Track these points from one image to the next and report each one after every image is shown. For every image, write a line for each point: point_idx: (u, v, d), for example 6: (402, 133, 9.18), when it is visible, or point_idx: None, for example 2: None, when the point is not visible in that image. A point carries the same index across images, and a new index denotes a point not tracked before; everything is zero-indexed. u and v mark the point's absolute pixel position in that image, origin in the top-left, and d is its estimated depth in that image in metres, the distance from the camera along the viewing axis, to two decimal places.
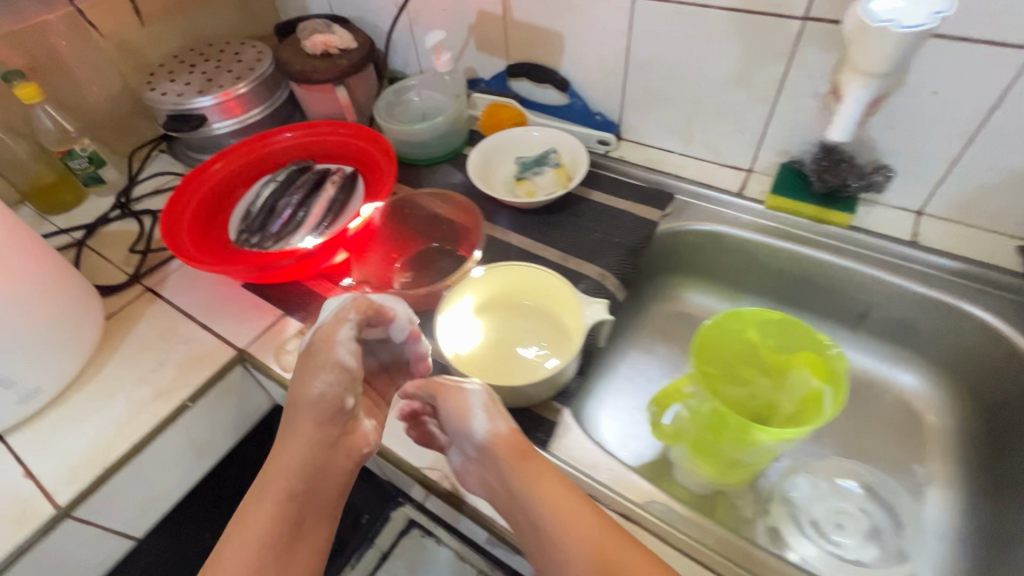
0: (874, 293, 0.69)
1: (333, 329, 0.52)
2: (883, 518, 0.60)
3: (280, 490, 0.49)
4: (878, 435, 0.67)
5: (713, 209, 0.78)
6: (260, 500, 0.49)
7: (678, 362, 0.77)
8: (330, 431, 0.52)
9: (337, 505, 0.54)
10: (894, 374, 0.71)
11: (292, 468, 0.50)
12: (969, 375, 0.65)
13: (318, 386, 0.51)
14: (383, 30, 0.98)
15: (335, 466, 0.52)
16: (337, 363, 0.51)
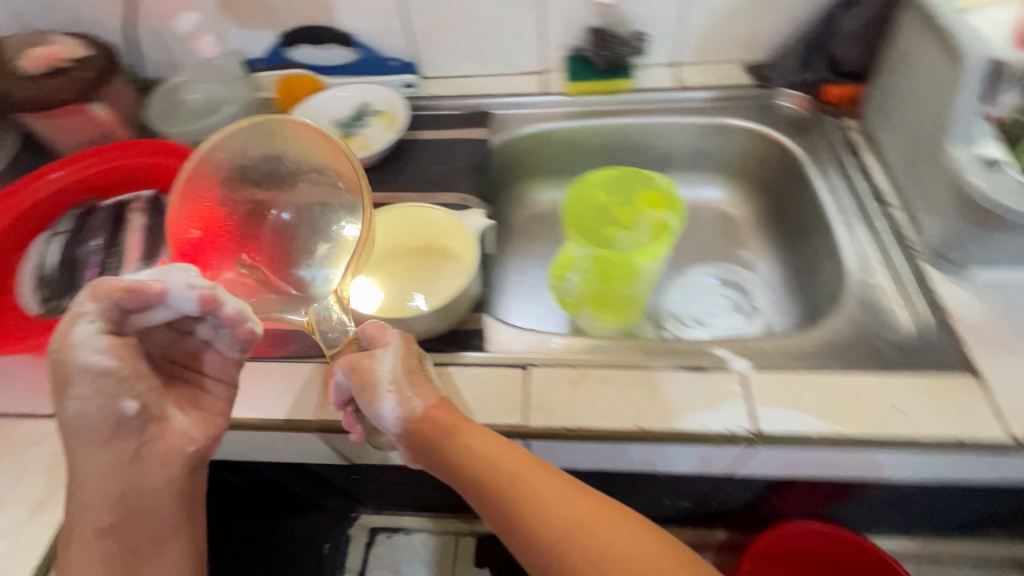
0: (669, 136, 0.85)
1: (67, 333, 0.43)
2: (734, 293, 0.78)
3: (89, 529, 0.47)
4: (710, 241, 0.85)
5: (529, 112, 0.86)
6: (77, 539, 0.47)
7: (552, 252, 0.87)
8: (121, 467, 0.47)
9: (183, 514, 0.52)
10: (707, 193, 0.88)
11: (96, 512, 0.47)
12: (748, 173, 0.84)
13: (74, 407, 0.44)
14: (111, 32, 0.83)
15: (149, 492, 0.49)
16: (84, 370, 0.43)
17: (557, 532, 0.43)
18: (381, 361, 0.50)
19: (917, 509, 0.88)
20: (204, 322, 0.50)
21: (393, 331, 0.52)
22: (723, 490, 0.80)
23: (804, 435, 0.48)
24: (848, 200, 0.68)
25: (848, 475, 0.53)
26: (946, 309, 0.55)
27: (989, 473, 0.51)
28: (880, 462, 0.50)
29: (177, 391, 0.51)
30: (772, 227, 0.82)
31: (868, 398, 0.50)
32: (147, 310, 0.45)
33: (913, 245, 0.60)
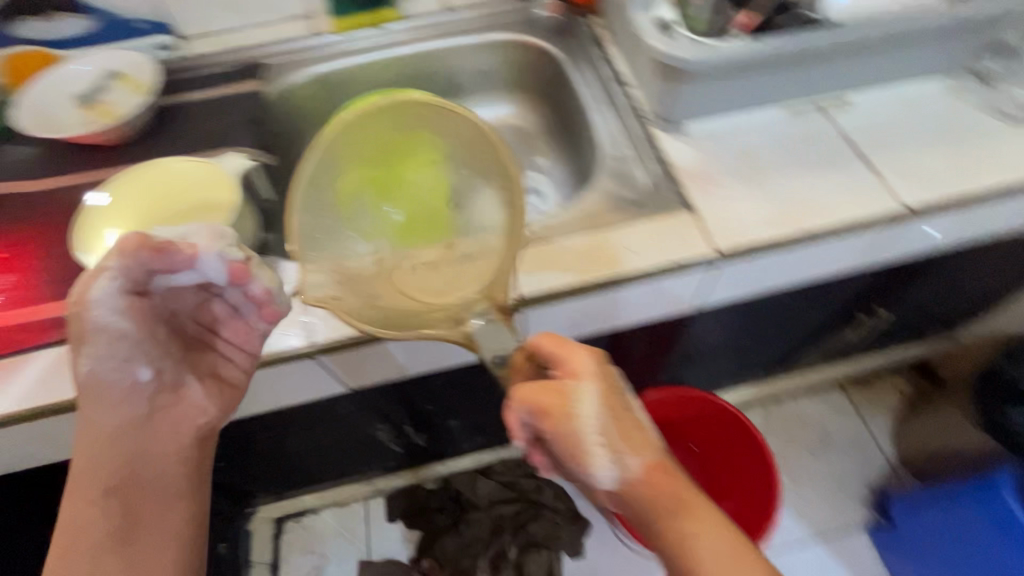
0: (448, 60, 0.87)
1: (88, 289, 0.51)
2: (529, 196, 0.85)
3: (98, 492, 0.53)
4: (506, 154, 0.90)
5: (302, 57, 0.83)
6: (74, 501, 0.53)
7: None
8: (127, 441, 0.55)
9: (189, 491, 0.59)
10: (498, 110, 0.92)
11: (109, 478, 0.54)
12: (526, 83, 0.89)
13: (91, 367, 0.52)
14: None
15: (162, 466, 0.57)
16: (100, 326, 0.51)
17: (638, 492, 0.52)
18: (586, 398, 0.50)
19: (726, 350, 1.04)
20: (233, 291, 0.57)
21: (577, 351, 0.52)
22: None
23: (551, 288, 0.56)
24: (596, 88, 0.75)
25: (611, 317, 0.63)
26: (667, 162, 0.64)
27: (712, 290, 0.62)
28: (617, 301, 0.60)
29: (189, 364, 0.60)
30: (554, 130, 0.88)
31: (605, 247, 0.58)
32: (169, 271, 0.53)
33: (642, 114, 0.68)
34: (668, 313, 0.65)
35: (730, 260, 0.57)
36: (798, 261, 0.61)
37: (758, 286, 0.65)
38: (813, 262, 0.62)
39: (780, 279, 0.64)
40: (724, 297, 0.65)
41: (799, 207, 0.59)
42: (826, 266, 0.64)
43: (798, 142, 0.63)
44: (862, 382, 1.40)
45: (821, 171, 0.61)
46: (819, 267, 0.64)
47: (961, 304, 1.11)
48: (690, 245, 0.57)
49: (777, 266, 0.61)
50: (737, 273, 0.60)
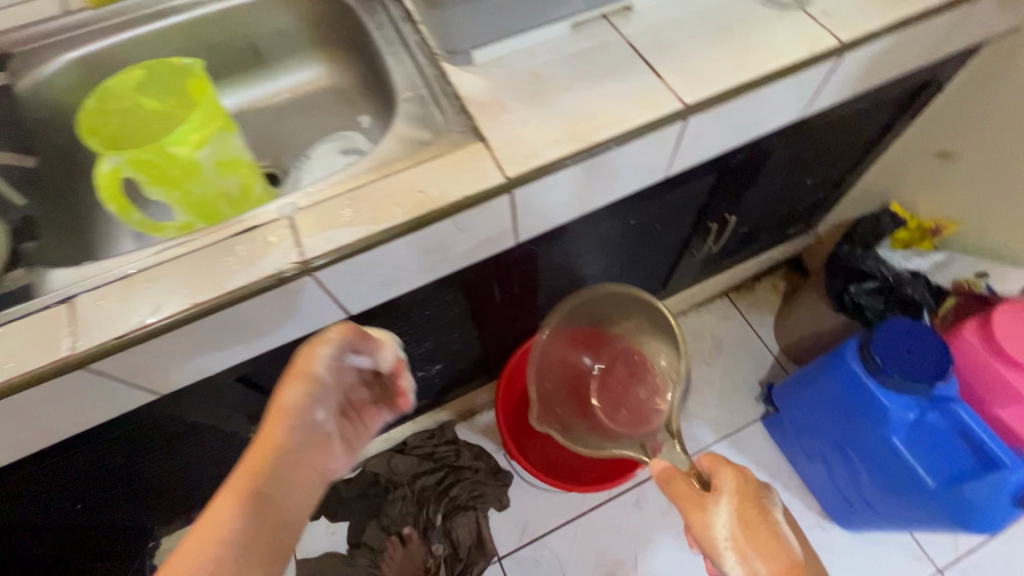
0: (234, 25, 0.79)
1: (314, 349, 0.54)
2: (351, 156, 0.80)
3: (244, 496, 0.46)
4: (325, 119, 0.85)
5: (56, 42, 0.73)
6: (220, 500, 0.46)
7: None
8: (308, 441, 0.51)
9: (275, 561, 0.46)
10: (308, 75, 0.86)
11: (251, 487, 0.47)
12: (329, 39, 0.83)
13: (290, 399, 0.51)
14: None
15: (289, 495, 0.49)
16: (313, 375, 0.53)
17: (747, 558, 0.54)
18: (718, 516, 0.56)
19: (596, 281, 1.06)
20: (369, 385, 0.62)
21: (728, 472, 0.58)
22: (424, 330, 0.88)
23: (341, 246, 0.52)
24: (390, 30, 0.71)
25: (428, 266, 0.61)
26: (458, 94, 0.61)
27: (523, 219, 0.61)
28: (440, 241, 0.57)
29: (348, 420, 0.61)
30: (365, 85, 0.83)
31: (396, 190, 0.55)
32: (354, 354, 0.57)
33: (432, 49, 0.65)
34: (490, 251, 0.64)
35: (525, 184, 0.56)
36: (599, 175, 0.61)
37: (571, 208, 0.65)
38: (616, 172, 0.62)
39: (591, 196, 0.65)
40: (543, 225, 0.65)
41: (586, 122, 0.58)
42: (631, 175, 0.65)
43: (583, 56, 0.62)
44: (743, 288, 1.50)
45: (607, 79, 0.61)
46: (626, 178, 0.65)
47: (805, 198, 1.19)
48: (482, 175, 0.55)
49: (578, 183, 0.60)
50: (540, 197, 0.59)
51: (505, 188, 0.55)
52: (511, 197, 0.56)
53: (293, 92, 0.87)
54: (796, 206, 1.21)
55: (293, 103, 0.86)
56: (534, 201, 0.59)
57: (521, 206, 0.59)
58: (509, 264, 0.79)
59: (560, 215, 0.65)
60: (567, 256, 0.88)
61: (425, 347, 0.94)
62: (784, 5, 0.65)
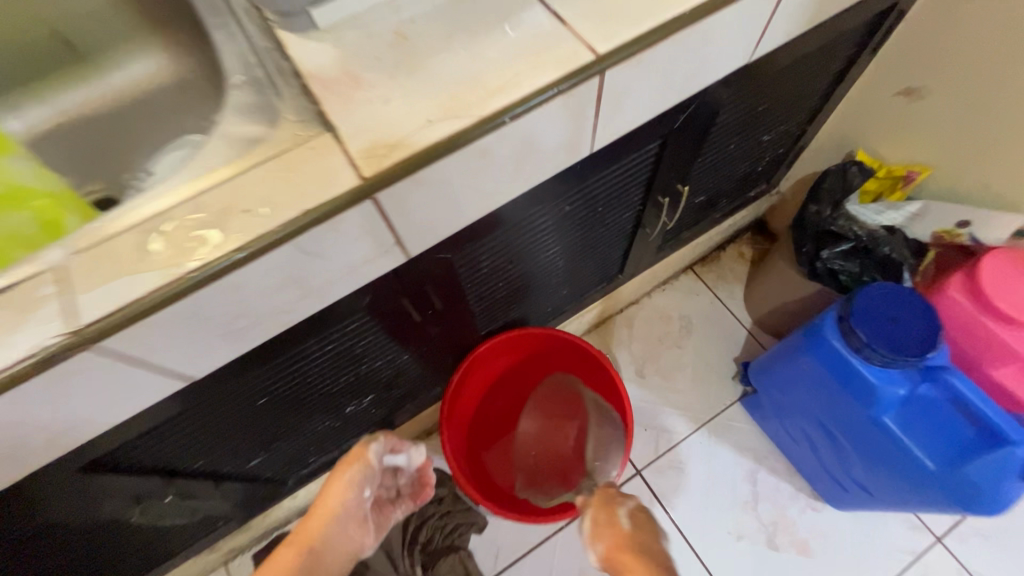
0: (23, 13, 0.62)
1: (364, 449, 0.86)
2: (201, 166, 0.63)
3: (305, 547, 0.81)
4: (167, 120, 0.69)
5: None
6: (288, 549, 0.81)
7: None
8: (338, 537, 0.83)
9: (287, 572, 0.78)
10: (138, 69, 0.69)
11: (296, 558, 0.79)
12: (154, 21, 0.66)
13: (347, 475, 0.84)
14: None
15: (332, 552, 0.83)
16: (365, 471, 0.85)
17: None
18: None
19: (541, 279, 0.92)
20: (404, 473, 1.00)
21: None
22: (336, 365, 0.73)
23: (126, 304, 0.37)
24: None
25: (282, 307, 0.46)
26: (296, 70, 0.46)
27: (403, 226, 0.47)
28: (279, 265, 0.41)
29: (392, 502, 0.99)
30: (203, 72, 0.66)
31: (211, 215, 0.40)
32: (392, 455, 0.93)
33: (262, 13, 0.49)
34: (370, 273, 0.49)
35: (391, 186, 0.41)
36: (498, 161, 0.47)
37: (471, 205, 0.50)
38: (519, 154, 0.48)
39: (493, 188, 0.50)
40: (438, 232, 0.50)
41: (467, 92, 0.43)
42: (542, 154, 0.51)
43: (458, 3, 0.47)
44: (708, 259, 1.39)
45: (492, 31, 0.46)
46: (535, 159, 0.51)
47: (763, 156, 1.07)
48: (328, 179, 0.40)
49: (470, 174, 0.46)
50: (421, 199, 0.44)
51: (362, 194, 0.40)
52: (375, 204, 0.42)
53: (128, 90, 0.70)
54: (753, 166, 1.09)
55: (128, 107, 0.70)
56: (413, 204, 0.45)
57: (395, 214, 0.44)
58: (419, 280, 0.64)
59: (457, 216, 0.50)
60: (495, 258, 0.74)
61: (344, 383, 0.79)
62: None
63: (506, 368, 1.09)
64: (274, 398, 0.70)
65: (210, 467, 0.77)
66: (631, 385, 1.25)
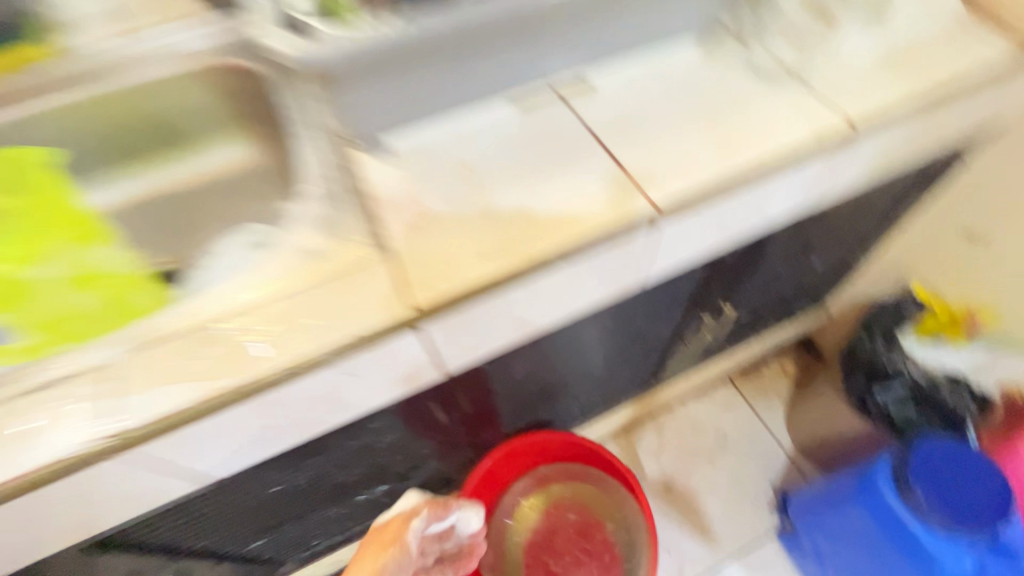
0: (137, 100, 0.67)
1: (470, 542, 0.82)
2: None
3: None
4: (242, 201, 0.72)
5: None
6: None
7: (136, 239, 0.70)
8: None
9: None
10: (220, 152, 0.74)
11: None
12: (245, 114, 0.71)
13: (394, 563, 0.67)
14: None
15: None
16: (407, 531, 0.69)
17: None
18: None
19: (574, 384, 0.89)
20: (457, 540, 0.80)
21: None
22: (356, 462, 0.71)
23: (182, 412, 0.41)
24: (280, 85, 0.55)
25: (312, 418, 0.48)
26: (364, 193, 0.48)
27: (451, 331, 0.46)
28: (348, 382, 0.46)
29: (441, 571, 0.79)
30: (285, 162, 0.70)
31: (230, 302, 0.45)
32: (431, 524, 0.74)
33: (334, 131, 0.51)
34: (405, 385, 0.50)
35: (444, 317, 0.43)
36: (559, 288, 0.48)
37: (517, 328, 0.50)
38: (581, 284, 0.49)
39: (552, 307, 0.50)
40: (476, 349, 0.50)
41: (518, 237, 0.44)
42: (607, 284, 0.51)
43: (524, 137, 0.51)
44: (749, 371, 1.33)
45: (560, 174, 0.48)
46: (598, 288, 0.51)
47: (817, 281, 1.04)
48: (381, 309, 0.42)
49: (528, 298, 0.47)
50: (472, 309, 0.44)
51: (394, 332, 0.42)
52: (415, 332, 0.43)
53: (207, 175, 0.74)
54: (805, 288, 1.05)
55: (202, 191, 0.74)
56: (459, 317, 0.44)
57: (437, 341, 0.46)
58: (453, 387, 0.63)
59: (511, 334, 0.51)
60: (532, 367, 0.73)
61: (361, 475, 0.77)
62: (781, 79, 0.53)
63: (526, 473, 1.03)
64: (289, 487, 0.68)
65: (214, 546, 0.74)
66: (659, 500, 1.17)
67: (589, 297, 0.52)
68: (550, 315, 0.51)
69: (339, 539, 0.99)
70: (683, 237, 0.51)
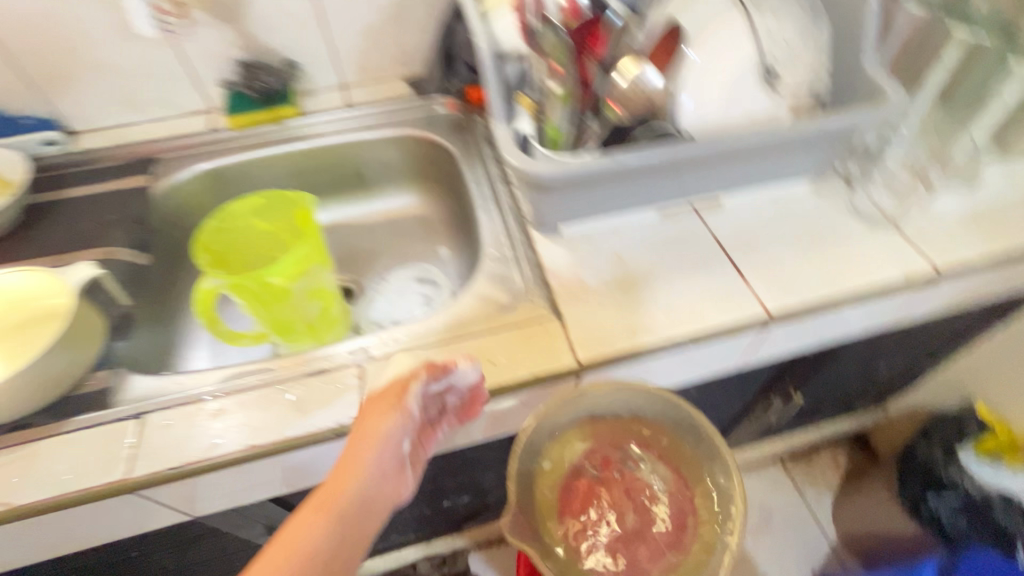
0: (351, 153, 0.87)
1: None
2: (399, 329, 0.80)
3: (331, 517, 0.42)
4: (406, 240, 0.90)
5: (198, 153, 0.83)
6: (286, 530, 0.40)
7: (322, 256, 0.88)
8: (385, 466, 0.47)
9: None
10: (396, 199, 0.93)
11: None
12: (424, 173, 0.90)
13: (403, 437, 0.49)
14: None
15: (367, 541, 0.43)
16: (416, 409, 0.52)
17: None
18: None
19: None
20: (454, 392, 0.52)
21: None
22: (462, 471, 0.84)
23: None
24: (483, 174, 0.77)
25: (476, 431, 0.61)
26: (540, 265, 0.63)
27: (599, 383, 0.59)
28: (514, 409, 0.59)
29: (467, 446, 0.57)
30: (449, 216, 0.88)
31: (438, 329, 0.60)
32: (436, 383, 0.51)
33: (524, 217, 0.69)
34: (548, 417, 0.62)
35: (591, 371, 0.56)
36: (682, 364, 0.61)
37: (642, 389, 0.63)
38: (699, 363, 0.62)
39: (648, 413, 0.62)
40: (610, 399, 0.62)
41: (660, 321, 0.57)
42: (717, 365, 0.64)
43: (664, 245, 0.64)
44: (799, 456, 1.39)
45: (692, 274, 0.61)
46: (711, 367, 0.63)
47: (880, 384, 1.11)
48: (556, 356, 0.56)
49: (659, 368, 0.60)
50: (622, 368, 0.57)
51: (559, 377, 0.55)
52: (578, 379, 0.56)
53: (383, 216, 0.93)
54: (868, 388, 1.13)
55: (377, 228, 0.92)
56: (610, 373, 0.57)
57: (588, 388, 0.58)
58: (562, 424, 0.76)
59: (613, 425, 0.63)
60: None
61: (458, 484, 0.90)
62: (879, 223, 0.65)
63: None
64: None
65: None
66: None
67: (699, 373, 0.64)
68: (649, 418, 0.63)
69: (410, 540, 1.11)
70: (783, 339, 0.63)
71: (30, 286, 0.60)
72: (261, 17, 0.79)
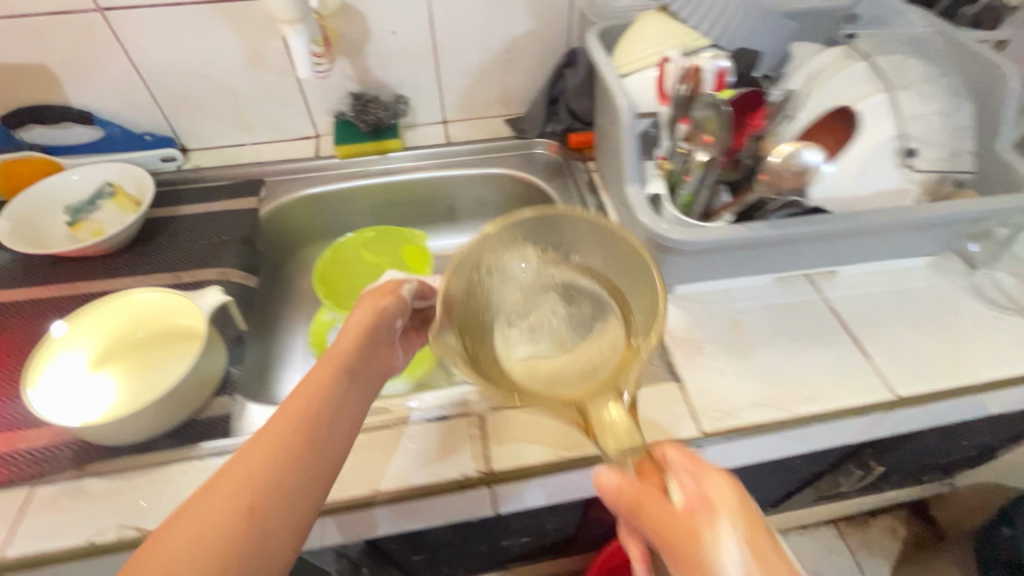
0: (448, 188, 0.89)
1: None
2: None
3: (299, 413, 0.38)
4: None
5: (303, 178, 0.86)
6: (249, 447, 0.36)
7: None
8: (381, 334, 0.47)
9: (304, 475, 0.36)
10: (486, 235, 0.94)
11: (290, 448, 0.36)
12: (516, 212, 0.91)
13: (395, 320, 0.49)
14: None
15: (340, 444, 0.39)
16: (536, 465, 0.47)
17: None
18: (721, 544, 0.31)
19: None
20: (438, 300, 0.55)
21: (719, 472, 0.33)
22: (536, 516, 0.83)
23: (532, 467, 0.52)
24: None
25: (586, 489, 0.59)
26: None
27: (719, 453, 0.57)
28: None
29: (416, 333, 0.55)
30: None
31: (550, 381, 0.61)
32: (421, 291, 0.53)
33: None
34: None
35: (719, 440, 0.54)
36: (805, 439, 0.58)
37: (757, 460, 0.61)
38: (820, 439, 0.59)
39: (579, 256, 0.49)
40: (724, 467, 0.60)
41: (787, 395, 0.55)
42: (836, 441, 0.61)
43: (781, 312, 0.63)
44: (856, 521, 1.34)
45: (814, 347, 0.60)
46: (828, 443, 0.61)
47: (958, 458, 1.07)
48: (680, 421, 0.54)
49: (783, 443, 0.57)
50: (746, 441, 0.56)
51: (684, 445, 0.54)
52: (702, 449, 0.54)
53: None
54: (944, 461, 1.09)
55: None
56: (735, 444, 0.55)
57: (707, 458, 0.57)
58: None
59: (525, 234, 0.47)
60: None
61: (526, 528, 0.88)
62: (1006, 308, 0.63)
63: None
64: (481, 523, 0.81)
65: (396, 552, 0.86)
66: None
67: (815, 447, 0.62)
68: (574, 258, 0.49)
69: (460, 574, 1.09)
70: (907, 421, 0.61)
71: (161, 306, 0.61)
72: (380, 53, 0.81)
